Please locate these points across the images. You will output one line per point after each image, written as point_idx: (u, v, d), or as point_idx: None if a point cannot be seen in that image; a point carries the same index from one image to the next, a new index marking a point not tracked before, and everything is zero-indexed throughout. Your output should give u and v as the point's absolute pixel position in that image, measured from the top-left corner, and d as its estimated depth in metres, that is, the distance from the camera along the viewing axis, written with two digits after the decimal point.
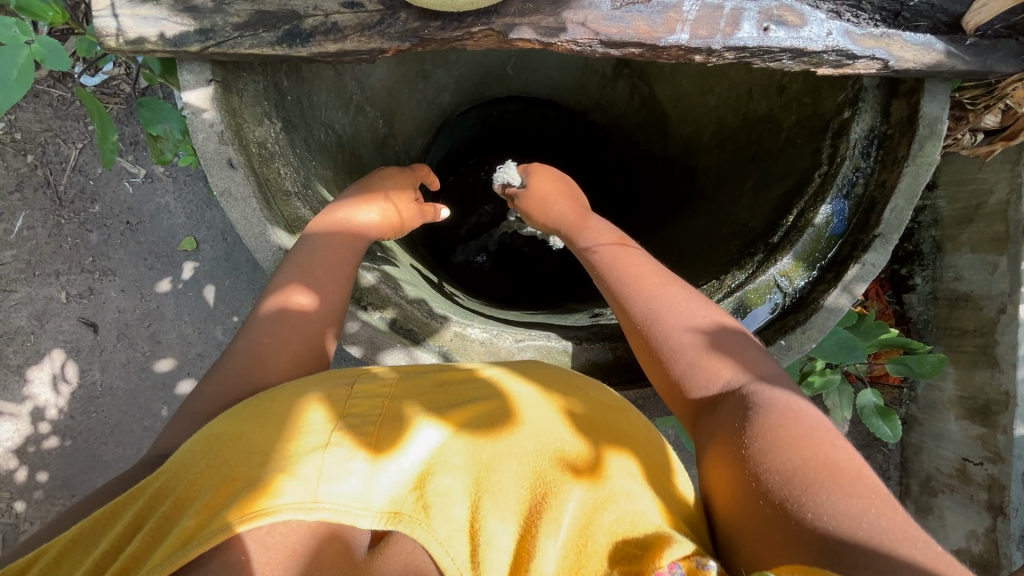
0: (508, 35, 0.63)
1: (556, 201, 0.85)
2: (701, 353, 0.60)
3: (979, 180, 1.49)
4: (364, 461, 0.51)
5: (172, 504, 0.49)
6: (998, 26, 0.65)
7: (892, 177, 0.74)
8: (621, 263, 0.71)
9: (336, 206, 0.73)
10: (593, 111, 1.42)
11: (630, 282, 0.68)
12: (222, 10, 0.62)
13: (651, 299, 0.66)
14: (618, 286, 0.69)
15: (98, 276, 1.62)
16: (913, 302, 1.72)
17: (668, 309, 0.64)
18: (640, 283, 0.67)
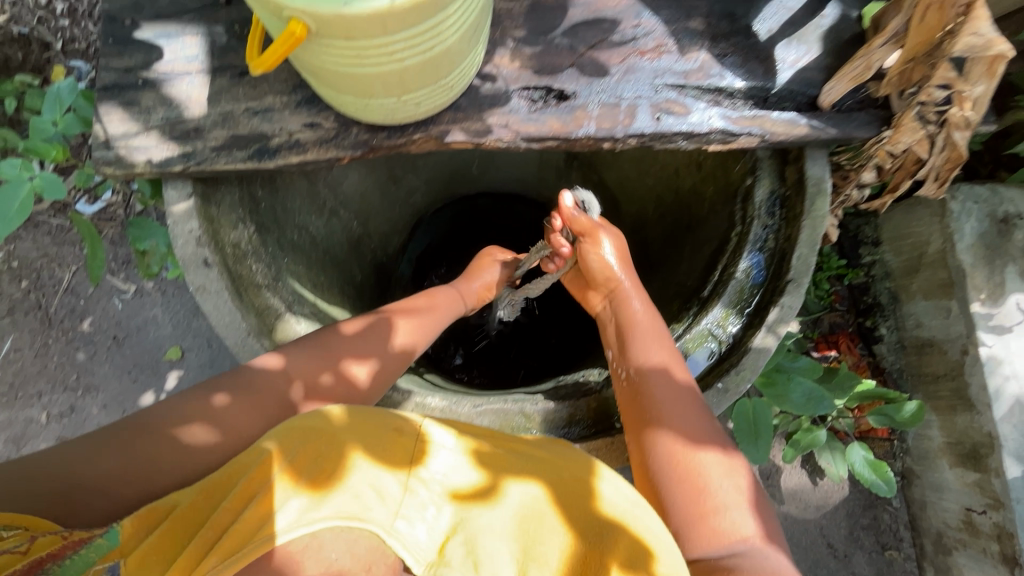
0: (444, 138, 0.75)
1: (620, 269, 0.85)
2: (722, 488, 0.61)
3: (916, 234, 1.65)
4: (435, 515, 0.52)
5: (237, 507, 0.48)
6: (850, 101, 0.79)
7: (795, 231, 0.83)
8: (669, 366, 0.71)
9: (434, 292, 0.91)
10: (555, 199, 1.55)
11: (673, 381, 0.69)
12: (201, 136, 0.74)
13: (688, 408, 0.67)
14: (658, 383, 0.69)
15: (80, 392, 1.65)
16: (885, 352, 1.78)
17: (695, 425, 0.65)
18: (679, 391, 0.68)
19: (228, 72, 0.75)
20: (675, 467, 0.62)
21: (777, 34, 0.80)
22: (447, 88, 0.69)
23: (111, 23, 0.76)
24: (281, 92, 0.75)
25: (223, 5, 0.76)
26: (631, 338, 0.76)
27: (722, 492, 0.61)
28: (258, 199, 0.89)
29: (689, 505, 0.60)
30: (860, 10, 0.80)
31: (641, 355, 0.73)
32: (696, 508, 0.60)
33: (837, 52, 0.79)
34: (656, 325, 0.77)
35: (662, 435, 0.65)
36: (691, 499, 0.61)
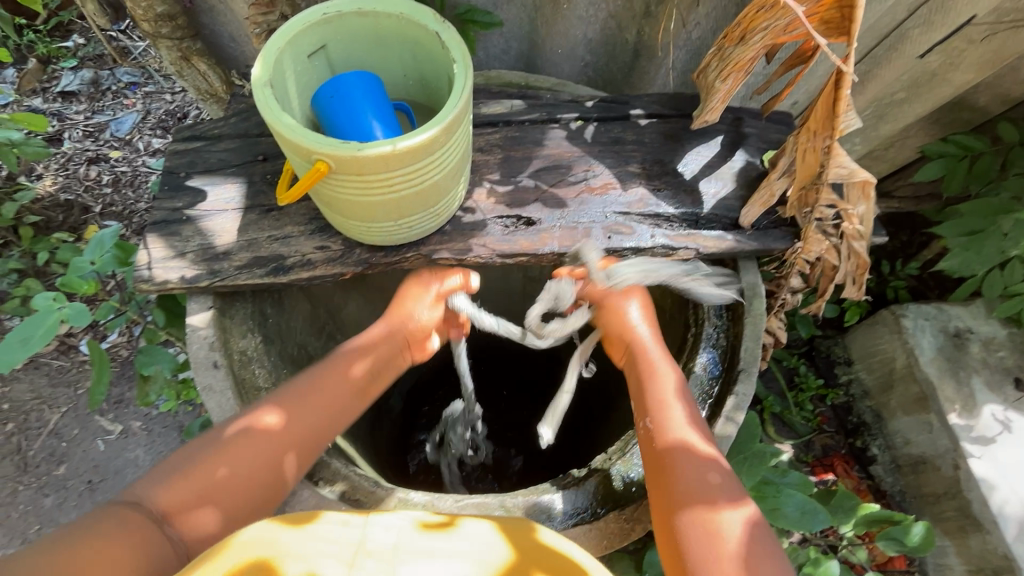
0: (432, 256, 0.91)
1: (647, 331, 0.90)
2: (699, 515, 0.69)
3: (881, 349, 1.74)
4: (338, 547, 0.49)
5: None
6: (765, 221, 0.97)
7: (740, 329, 0.95)
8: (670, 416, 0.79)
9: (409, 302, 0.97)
10: None
11: (684, 436, 0.76)
12: (229, 259, 0.89)
13: (697, 452, 0.75)
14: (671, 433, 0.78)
15: None
16: (882, 474, 1.76)
17: (705, 470, 0.73)
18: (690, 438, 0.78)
19: (256, 209, 0.92)
20: (689, 508, 0.69)
21: (698, 173, 1.01)
22: (435, 215, 0.86)
23: (169, 175, 0.96)
24: (299, 224, 0.91)
25: (260, 161, 0.97)
26: (645, 394, 0.83)
27: (735, 534, 0.66)
28: (266, 315, 1.00)
29: (704, 544, 0.67)
30: (761, 155, 1.03)
31: (661, 408, 0.80)
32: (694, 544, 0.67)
33: (750, 184, 1.00)
34: (676, 380, 0.83)
35: (682, 482, 0.72)
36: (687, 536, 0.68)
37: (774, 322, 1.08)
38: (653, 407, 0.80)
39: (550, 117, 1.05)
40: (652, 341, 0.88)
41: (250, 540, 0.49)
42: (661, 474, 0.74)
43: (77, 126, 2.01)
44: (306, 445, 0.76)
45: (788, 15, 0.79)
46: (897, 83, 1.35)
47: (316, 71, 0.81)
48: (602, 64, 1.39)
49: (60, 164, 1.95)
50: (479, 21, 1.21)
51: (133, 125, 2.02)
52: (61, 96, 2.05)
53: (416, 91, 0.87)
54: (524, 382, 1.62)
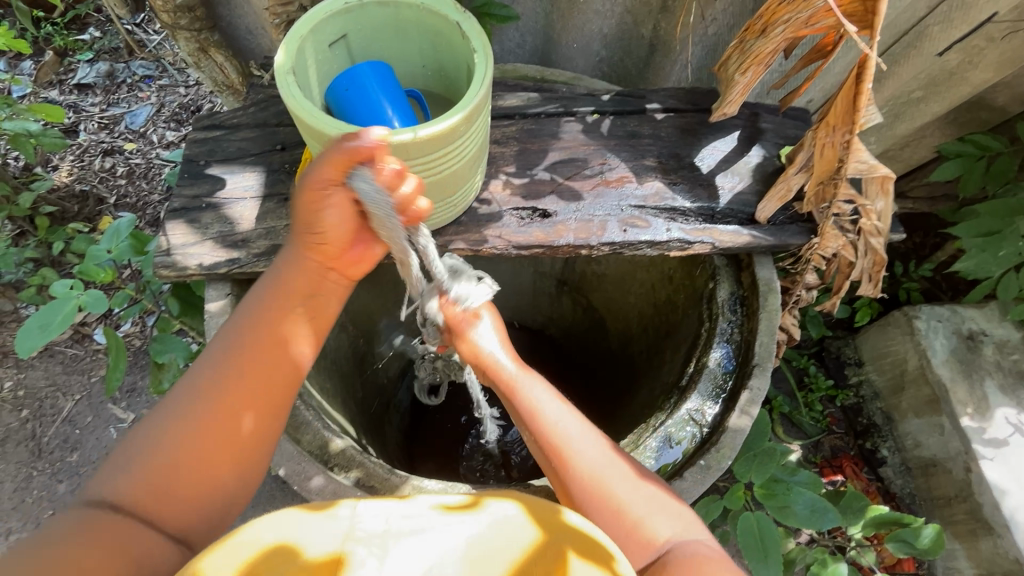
0: (448, 247, 0.92)
1: (500, 347, 0.84)
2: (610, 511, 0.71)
3: (893, 351, 1.73)
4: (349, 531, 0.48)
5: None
6: (781, 217, 0.97)
7: (755, 324, 0.95)
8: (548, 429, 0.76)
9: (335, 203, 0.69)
10: (549, 325, 1.67)
11: (569, 434, 0.76)
12: (247, 247, 0.90)
13: (584, 447, 0.75)
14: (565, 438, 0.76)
15: None
16: (892, 476, 1.74)
17: (600, 459, 0.74)
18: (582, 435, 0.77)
19: (275, 198, 0.93)
20: (593, 499, 0.71)
21: (715, 168, 1.00)
22: (452, 206, 0.87)
23: (188, 164, 0.97)
24: None
25: (278, 151, 0.98)
26: (522, 406, 0.79)
27: (638, 506, 0.71)
28: None
29: (616, 523, 0.70)
30: (778, 150, 1.02)
31: (538, 415, 0.77)
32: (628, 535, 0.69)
33: (766, 180, 0.99)
34: (542, 386, 0.81)
35: (580, 478, 0.73)
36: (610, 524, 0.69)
37: (788, 318, 1.08)
38: (533, 416, 0.78)
39: (566, 111, 1.05)
40: (506, 356, 0.83)
41: (266, 529, 0.48)
42: (562, 476, 0.74)
43: (92, 118, 2.03)
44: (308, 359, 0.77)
45: (811, 7, 0.78)
46: (915, 81, 1.34)
47: (337, 60, 0.82)
48: (617, 59, 1.38)
49: (76, 155, 1.98)
50: (495, 15, 1.21)
51: (148, 117, 2.04)
52: (78, 88, 2.07)
53: (434, 82, 0.88)
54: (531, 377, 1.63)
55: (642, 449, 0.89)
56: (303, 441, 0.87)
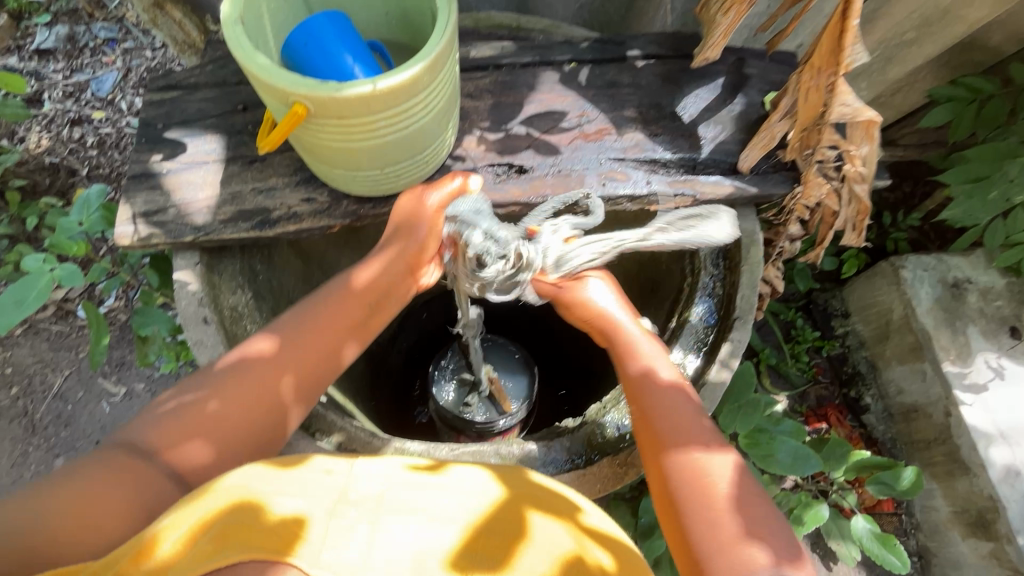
0: None
1: (619, 307, 0.84)
2: (696, 503, 0.63)
3: (879, 301, 1.74)
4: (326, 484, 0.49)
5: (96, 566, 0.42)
6: (764, 165, 0.95)
7: (736, 276, 0.93)
8: (657, 402, 0.73)
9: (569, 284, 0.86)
10: None
11: (679, 414, 0.71)
12: (212, 214, 0.86)
13: (693, 432, 0.69)
14: (676, 412, 0.71)
15: None
16: (874, 422, 1.78)
17: (704, 451, 0.67)
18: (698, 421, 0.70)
19: (239, 161, 0.89)
20: (685, 495, 0.64)
21: (697, 117, 0.97)
22: (422, 165, 0.84)
23: (147, 127, 0.92)
24: (283, 175, 0.89)
25: (240, 111, 0.93)
26: (629, 374, 0.77)
27: (739, 521, 0.61)
28: (256, 271, 0.98)
29: (710, 528, 0.61)
30: (762, 97, 0.98)
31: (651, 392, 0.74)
32: (708, 532, 0.61)
33: (749, 128, 0.96)
34: (661, 355, 0.79)
35: (676, 467, 0.66)
36: (693, 517, 0.62)
37: (772, 270, 1.07)
38: (642, 383, 0.75)
39: (542, 60, 1.00)
40: (623, 312, 0.84)
41: (236, 479, 0.48)
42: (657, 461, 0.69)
43: (56, 86, 1.93)
44: (308, 370, 0.71)
45: None
46: (908, 21, 1.29)
47: (291, 10, 0.76)
48: (599, 4, 1.32)
49: (43, 126, 1.89)
50: None
51: (115, 84, 1.95)
52: (38, 54, 1.96)
53: (398, 32, 0.83)
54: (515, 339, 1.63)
55: (624, 404, 0.89)
56: None
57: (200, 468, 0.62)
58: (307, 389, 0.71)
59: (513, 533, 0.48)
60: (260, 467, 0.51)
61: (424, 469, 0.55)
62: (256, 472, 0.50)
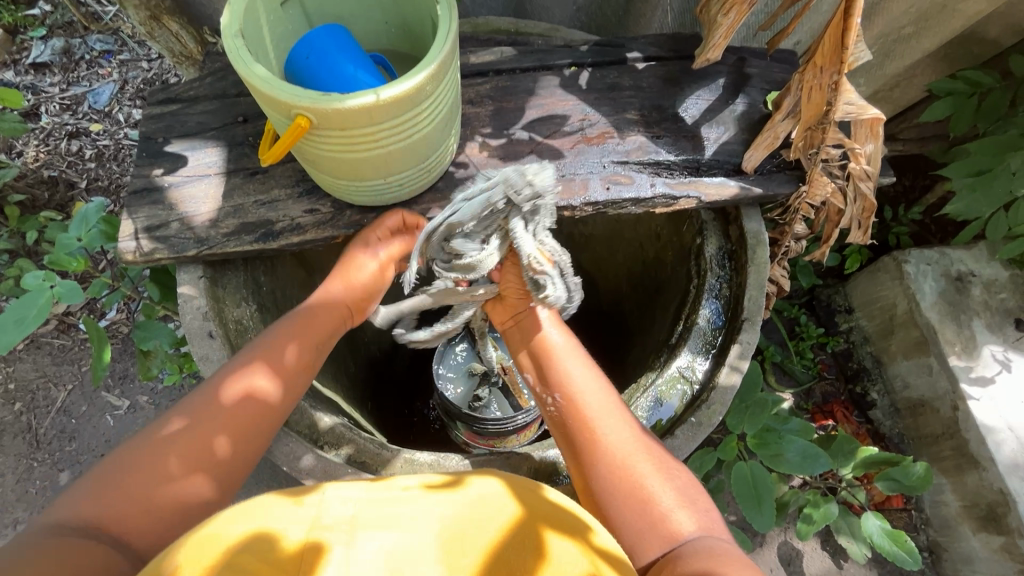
0: (424, 215, 0.88)
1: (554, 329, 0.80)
2: (625, 488, 0.65)
3: (883, 297, 1.73)
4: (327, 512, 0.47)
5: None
6: (769, 165, 0.94)
7: (743, 278, 0.93)
8: (568, 395, 0.73)
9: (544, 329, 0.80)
10: None
11: (598, 405, 0.72)
12: (215, 227, 0.86)
13: (611, 417, 0.71)
14: (590, 403, 0.72)
15: None
16: (881, 418, 1.78)
17: (627, 434, 0.70)
18: (610, 406, 0.72)
19: (241, 173, 0.89)
20: (616, 479, 0.66)
21: (700, 118, 0.96)
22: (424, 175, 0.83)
23: (147, 142, 0.92)
24: (285, 186, 0.88)
25: (240, 122, 0.92)
26: (551, 365, 0.77)
27: (665, 496, 0.65)
28: (260, 283, 0.98)
29: (638, 509, 0.64)
30: (764, 97, 0.98)
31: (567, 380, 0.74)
32: (638, 513, 0.64)
33: (752, 127, 0.96)
34: (572, 347, 0.79)
35: (605, 452, 0.68)
36: (619, 500, 0.65)
37: (778, 270, 1.06)
38: (563, 376, 0.75)
39: (542, 64, 1.00)
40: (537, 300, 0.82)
41: (242, 516, 0.47)
42: (587, 451, 0.69)
43: (53, 99, 1.93)
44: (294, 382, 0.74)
45: None
46: (906, 16, 1.29)
47: (291, 21, 0.76)
48: (596, 6, 1.32)
49: (40, 140, 1.88)
50: None
51: (112, 96, 1.94)
52: (34, 68, 1.96)
53: (398, 41, 0.82)
54: None
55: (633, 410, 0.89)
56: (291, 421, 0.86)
57: (203, 504, 0.61)
58: (290, 381, 0.74)
59: (529, 553, 0.47)
60: (270, 498, 0.51)
61: (439, 485, 0.54)
62: (273, 506, 0.50)
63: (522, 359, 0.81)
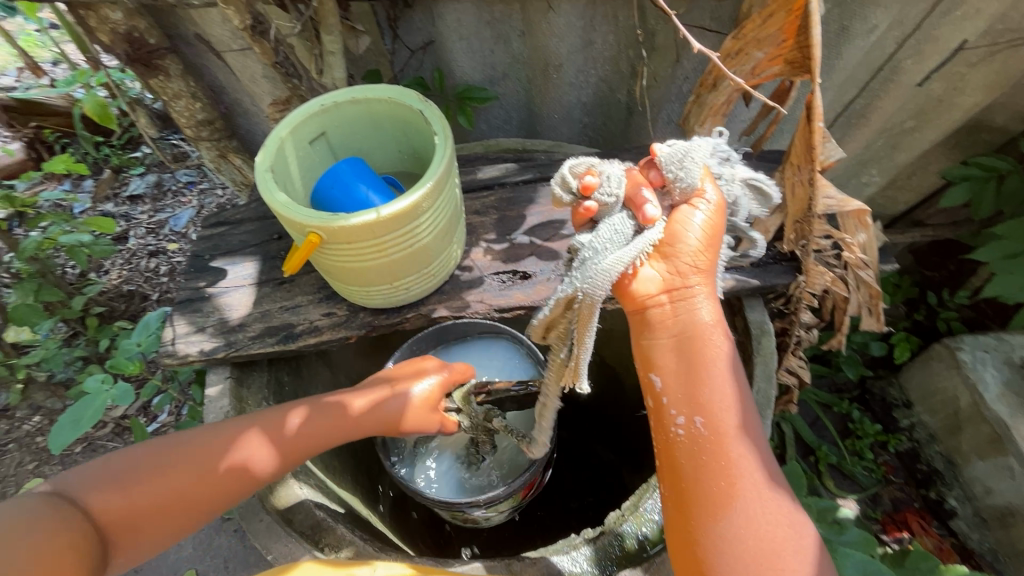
0: (431, 314, 0.95)
1: (708, 309, 0.70)
2: (750, 540, 0.61)
3: (942, 388, 1.60)
4: None
5: None
6: (765, 256, 0.96)
7: (751, 369, 0.92)
8: (711, 422, 0.66)
9: (702, 318, 0.70)
10: None
11: (742, 443, 0.66)
12: (244, 331, 0.95)
13: (753, 460, 0.65)
14: (736, 440, 0.66)
15: None
16: (965, 530, 1.54)
17: (767, 484, 0.65)
18: (754, 448, 0.66)
19: (270, 282, 0.99)
20: (747, 531, 0.62)
21: None
22: (431, 278, 0.91)
23: (196, 258, 1.05)
24: (308, 293, 0.98)
25: (275, 239, 1.05)
26: (698, 385, 0.68)
27: (791, 560, 0.61)
28: (282, 382, 1.04)
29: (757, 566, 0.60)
30: None
31: (717, 404, 0.67)
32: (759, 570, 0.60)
33: None
34: (725, 365, 0.69)
35: (737, 497, 0.63)
36: (740, 550, 0.61)
37: (794, 360, 1.03)
38: (711, 401, 0.67)
39: (543, 177, 1.10)
40: (698, 297, 0.70)
41: None
42: (716, 489, 0.64)
43: (141, 224, 2.22)
44: (221, 470, 0.72)
45: (752, 59, 0.86)
46: (903, 112, 1.33)
47: (318, 155, 0.89)
48: (599, 123, 1.45)
49: (125, 259, 2.14)
50: (476, 97, 1.31)
51: (189, 219, 2.23)
52: (130, 199, 2.27)
53: (408, 165, 0.95)
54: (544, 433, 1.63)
55: (642, 511, 0.85)
56: (296, 520, 0.87)
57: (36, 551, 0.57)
58: (205, 481, 0.71)
59: None
60: None
61: None
62: None
63: (660, 358, 0.70)
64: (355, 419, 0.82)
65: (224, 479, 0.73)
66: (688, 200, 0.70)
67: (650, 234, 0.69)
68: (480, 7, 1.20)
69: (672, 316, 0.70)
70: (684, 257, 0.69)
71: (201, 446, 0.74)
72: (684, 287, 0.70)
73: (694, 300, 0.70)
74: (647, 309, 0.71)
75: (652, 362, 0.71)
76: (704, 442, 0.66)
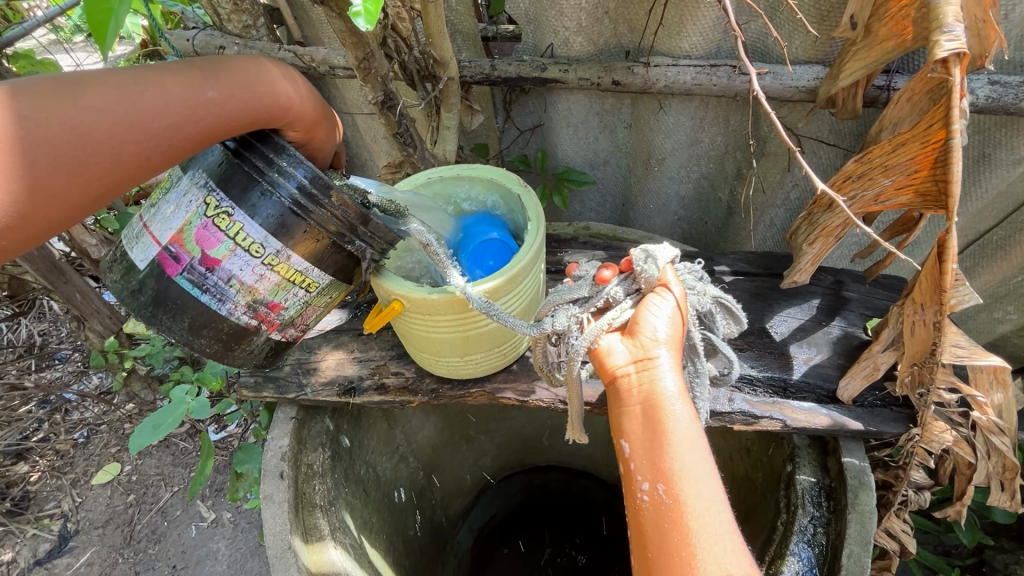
0: (495, 393, 0.93)
1: (676, 377, 0.64)
2: None
3: None
4: None
5: None
6: (871, 397, 0.87)
7: (843, 525, 0.79)
8: (672, 496, 0.58)
9: (667, 382, 0.63)
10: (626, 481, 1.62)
11: (708, 522, 0.56)
12: (318, 373, 0.98)
13: (719, 546, 0.55)
14: (701, 518, 0.56)
15: None
16: None
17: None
18: (721, 531, 0.56)
19: (351, 331, 1.03)
20: None
21: (789, 336, 0.94)
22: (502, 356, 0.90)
23: None
24: (383, 349, 1.00)
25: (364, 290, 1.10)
26: (662, 451, 0.60)
27: None
28: (341, 430, 1.06)
29: None
30: (864, 322, 0.94)
31: (680, 476, 0.58)
32: None
33: (849, 355, 0.90)
34: (698, 434, 0.61)
35: None
36: None
37: (898, 523, 0.89)
38: (677, 473, 0.58)
39: None
40: (669, 363, 0.64)
41: None
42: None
43: None
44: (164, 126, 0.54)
45: (877, 185, 0.80)
46: None
47: None
48: (695, 217, 1.42)
49: None
50: (573, 179, 1.34)
51: None
52: None
53: None
54: (585, 519, 1.74)
55: None
56: None
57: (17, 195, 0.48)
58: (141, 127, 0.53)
59: None
60: None
61: None
62: None
63: (628, 426, 0.64)
64: (309, 133, 0.66)
65: (157, 151, 0.55)
66: (652, 291, 0.68)
67: (612, 312, 0.67)
68: (592, 99, 1.24)
69: (641, 381, 0.65)
70: (648, 331, 0.65)
71: (99, 102, 0.51)
72: (647, 350, 0.65)
73: (660, 361, 0.64)
74: (616, 382, 0.67)
75: (620, 429, 0.65)
76: (666, 524, 0.57)
